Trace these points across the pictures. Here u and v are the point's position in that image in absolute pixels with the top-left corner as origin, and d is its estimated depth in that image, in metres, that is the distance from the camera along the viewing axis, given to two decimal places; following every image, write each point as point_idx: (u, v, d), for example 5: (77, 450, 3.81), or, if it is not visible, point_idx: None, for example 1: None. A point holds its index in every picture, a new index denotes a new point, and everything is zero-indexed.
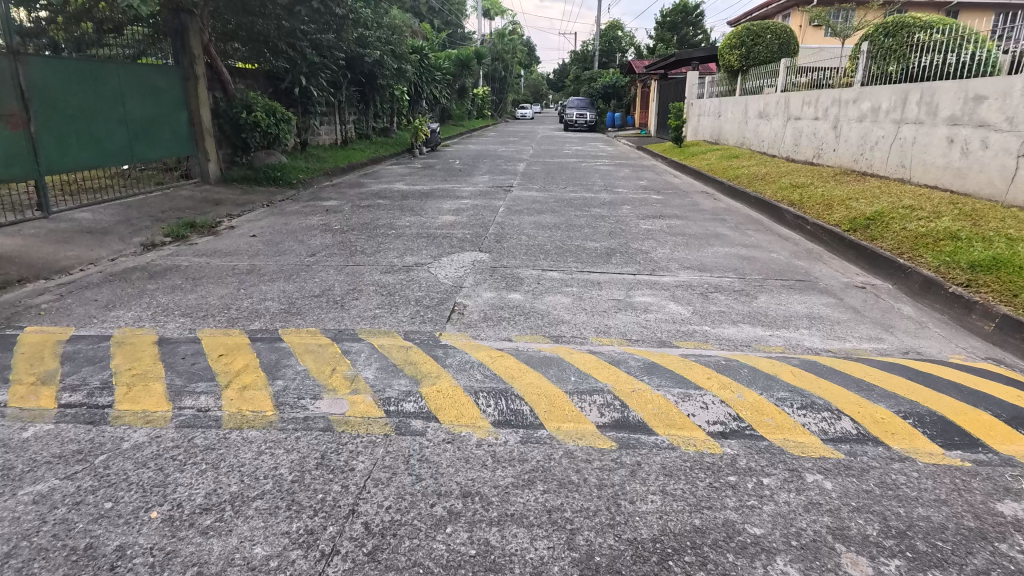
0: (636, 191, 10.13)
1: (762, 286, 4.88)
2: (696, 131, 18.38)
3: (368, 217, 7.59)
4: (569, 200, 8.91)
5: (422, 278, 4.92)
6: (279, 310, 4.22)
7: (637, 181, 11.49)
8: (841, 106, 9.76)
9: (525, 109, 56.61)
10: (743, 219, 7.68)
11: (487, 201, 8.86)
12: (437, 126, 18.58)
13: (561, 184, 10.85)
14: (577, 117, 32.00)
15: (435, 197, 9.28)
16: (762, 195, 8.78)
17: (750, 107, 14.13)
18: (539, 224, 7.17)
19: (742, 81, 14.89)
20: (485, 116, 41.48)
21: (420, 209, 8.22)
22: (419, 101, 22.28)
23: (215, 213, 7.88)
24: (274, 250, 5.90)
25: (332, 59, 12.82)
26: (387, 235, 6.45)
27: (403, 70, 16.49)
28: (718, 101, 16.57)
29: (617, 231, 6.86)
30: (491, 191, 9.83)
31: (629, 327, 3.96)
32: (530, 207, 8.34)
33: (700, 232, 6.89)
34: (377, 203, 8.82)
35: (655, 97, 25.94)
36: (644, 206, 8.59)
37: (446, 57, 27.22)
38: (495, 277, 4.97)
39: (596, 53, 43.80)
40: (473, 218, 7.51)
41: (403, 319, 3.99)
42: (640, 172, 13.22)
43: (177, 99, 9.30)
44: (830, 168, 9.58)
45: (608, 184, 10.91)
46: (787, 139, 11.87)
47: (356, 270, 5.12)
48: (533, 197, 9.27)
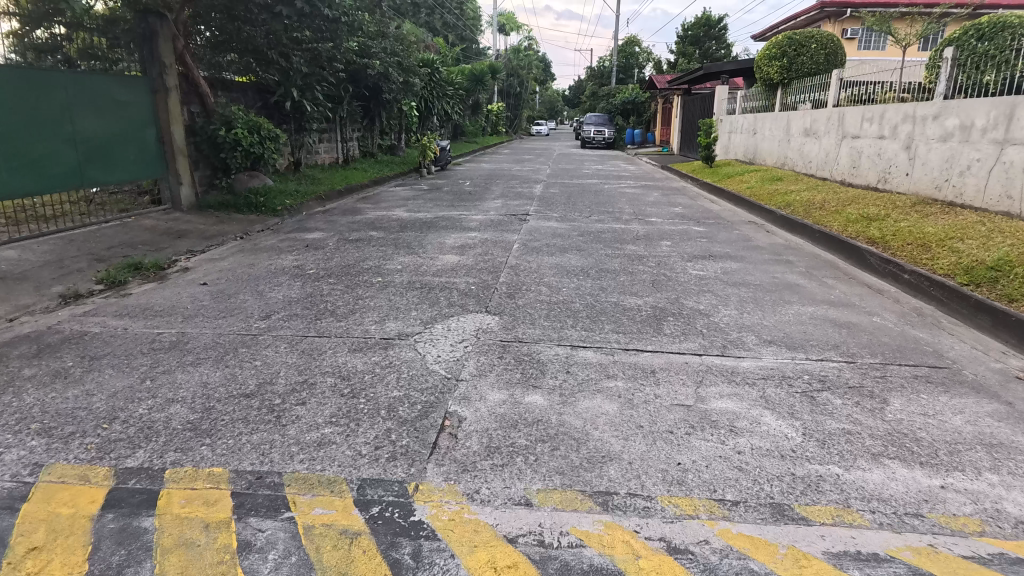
0: (672, 221, 8.72)
1: (888, 381, 3.41)
2: (728, 149, 16.91)
3: (353, 257, 6.24)
4: (596, 234, 7.51)
5: (404, 361, 3.52)
6: (183, 425, 2.84)
7: (672, 208, 10.06)
8: (916, 122, 8.30)
9: (541, 125, 55.58)
10: (814, 262, 6.22)
11: (498, 233, 7.50)
12: (447, 143, 17.33)
13: (584, 211, 9.46)
14: (595, 134, 30.69)
15: (437, 228, 7.93)
16: (829, 230, 7.31)
17: (793, 124, 12.68)
18: (562, 267, 5.78)
19: (783, 95, 13.46)
20: (500, 133, 40.42)
21: (419, 245, 6.86)
22: (429, 117, 21.13)
23: (173, 250, 6.58)
24: (220, 309, 4.54)
25: (330, 71, 11.60)
26: (369, 286, 5.08)
27: (411, 84, 15.28)
28: (753, 117, 15.15)
29: (662, 280, 5.43)
30: (504, 220, 8.46)
31: (715, 469, 2.52)
32: (550, 243, 6.95)
33: (766, 282, 5.45)
34: (369, 236, 7.48)
35: (679, 113, 24.58)
36: (686, 242, 7.16)
37: (459, 72, 26.12)
38: (506, 359, 3.56)
39: (614, 69, 42.66)
40: (480, 258, 6.13)
41: (363, 451, 2.59)
42: (671, 196, 11.81)
43: (143, 116, 8.06)
44: (905, 196, 8.09)
45: (638, 212, 9.52)
46: (842, 160, 10.39)
47: (316, 347, 3.74)
48: (553, 228, 7.87)
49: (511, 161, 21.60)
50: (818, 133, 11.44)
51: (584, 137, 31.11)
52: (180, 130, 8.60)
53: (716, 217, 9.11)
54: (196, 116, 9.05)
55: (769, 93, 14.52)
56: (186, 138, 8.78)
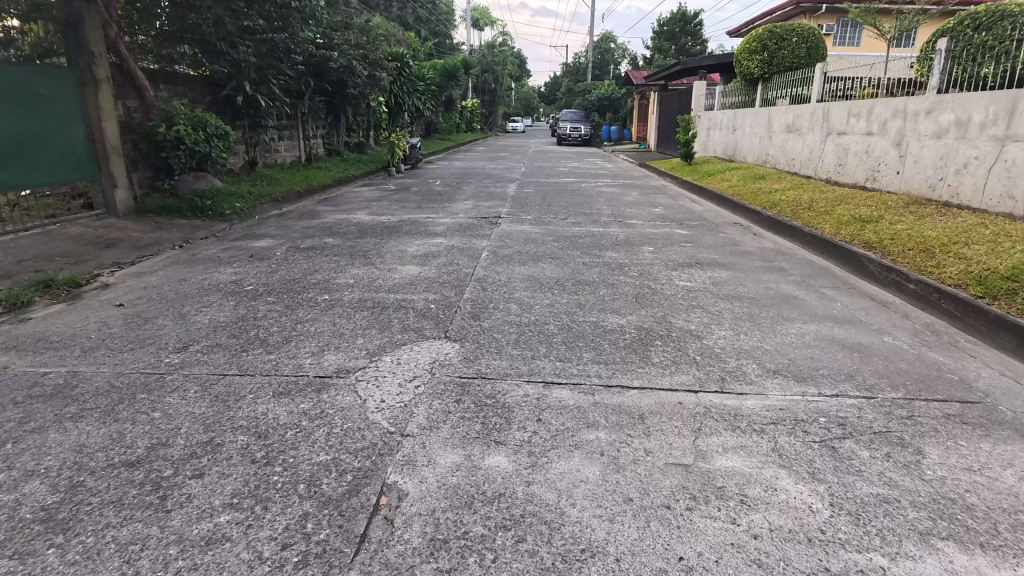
0: (654, 223, 8.19)
1: (919, 424, 2.86)
2: (707, 146, 16.49)
3: (301, 269, 5.55)
4: (573, 239, 6.92)
5: (339, 409, 2.87)
6: (34, 514, 2.16)
7: (653, 209, 9.54)
8: (906, 118, 7.89)
9: (517, 122, 54.95)
10: (809, 269, 5.73)
11: (466, 240, 6.86)
12: (418, 140, 16.62)
13: (561, 213, 8.88)
14: (571, 130, 30.17)
15: (400, 234, 7.25)
16: (821, 233, 6.85)
17: (774, 120, 12.28)
18: (535, 280, 5.18)
19: (764, 91, 13.05)
20: (475, 130, 39.70)
21: (377, 254, 6.19)
22: (399, 113, 20.36)
23: (96, 263, 5.81)
24: (131, 339, 3.84)
25: (287, 64, 10.82)
26: (313, 306, 4.41)
27: (378, 79, 14.53)
28: (733, 113, 14.74)
29: (646, 293, 4.87)
30: (473, 224, 7.81)
31: (729, 567, 1.93)
32: (523, 250, 6.33)
33: (760, 294, 4.93)
34: (323, 243, 6.77)
35: (656, 109, 24.16)
36: (670, 248, 6.61)
37: (431, 67, 25.36)
38: (464, 403, 2.93)
39: (590, 65, 42.17)
40: (444, 269, 5.49)
41: (266, 553, 1.95)
42: (651, 195, 11.30)
43: (69, 113, 7.23)
44: (897, 196, 7.67)
45: (617, 214, 8.96)
46: (827, 158, 9.98)
47: (234, 391, 3.07)
48: (526, 233, 7.26)
49: (485, 158, 20.95)
50: (801, 129, 11.04)
51: (560, 134, 30.58)
52: (115, 127, 7.78)
53: (699, 218, 8.61)
54: (133, 112, 8.23)
55: (749, 89, 14.10)
56: (122, 136, 7.97)
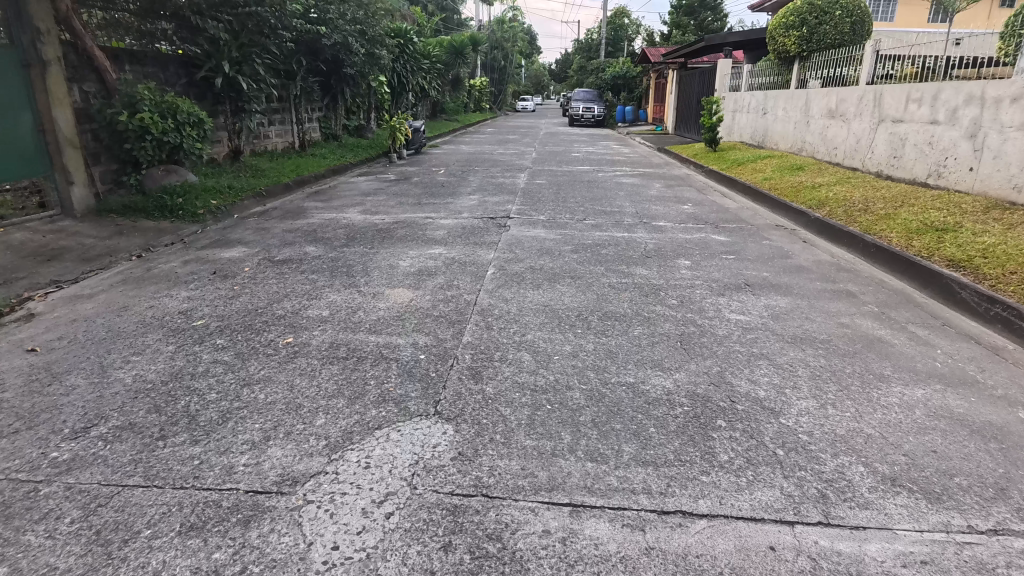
0: (687, 226, 7.15)
1: None
2: (732, 131, 15.31)
3: (268, 294, 4.59)
4: (594, 249, 5.91)
5: (268, 567, 1.93)
6: None
7: (681, 206, 8.48)
8: (984, 106, 6.78)
9: (527, 101, 53.36)
10: (884, 295, 4.72)
11: (470, 249, 5.87)
12: (421, 123, 15.52)
13: (578, 212, 7.83)
14: (584, 111, 28.83)
15: (394, 241, 6.27)
16: (888, 244, 5.81)
17: (813, 104, 11.12)
18: (553, 311, 4.20)
19: (801, 70, 11.89)
20: (483, 110, 38.35)
21: (363, 269, 5.23)
22: (402, 93, 19.21)
23: (28, 282, 4.88)
24: (22, 412, 2.90)
25: (273, 41, 9.76)
26: (271, 356, 3.46)
27: (377, 57, 13.39)
28: (763, 95, 13.53)
29: (692, 334, 3.87)
30: (479, 227, 6.82)
31: None
32: (538, 265, 5.33)
33: (836, 335, 3.93)
34: (303, 253, 5.81)
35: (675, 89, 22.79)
36: (710, 262, 5.59)
37: (438, 44, 24.07)
38: (455, 556, 1.98)
39: (603, 42, 40.48)
40: (441, 295, 4.52)
41: None
42: (676, 187, 10.22)
43: (12, 99, 6.23)
44: (971, 199, 6.61)
45: (642, 213, 7.91)
46: (879, 148, 8.87)
47: (124, 524, 2.12)
48: (540, 240, 6.25)
49: (493, 142, 19.80)
50: (846, 115, 9.90)
51: (572, 115, 29.25)
52: (68, 115, 6.79)
53: (737, 220, 7.56)
54: (92, 97, 7.24)
55: (783, 69, 12.87)
56: (79, 125, 7.00)
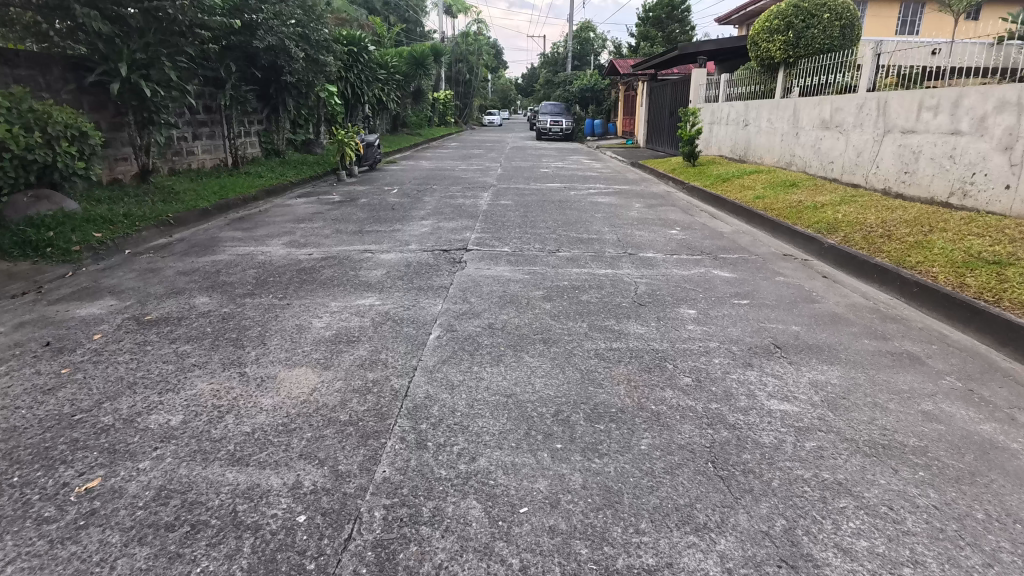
0: (681, 259, 5.92)
1: None
2: (711, 144, 14.38)
3: (107, 382, 3.16)
4: (572, 294, 4.63)
5: None
6: None
7: (669, 231, 7.28)
8: (1021, 113, 5.78)
9: (495, 115, 52.41)
10: (960, 361, 3.55)
11: (413, 298, 4.52)
12: (375, 136, 14.16)
13: (549, 240, 6.57)
14: (552, 124, 27.83)
15: (316, 286, 4.88)
16: (934, 282, 4.69)
17: (803, 114, 10.15)
18: (521, 406, 2.88)
19: (785, 78, 11.07)
20: (448, 124, 37.12)
21: (260, 333, 3.83)
22: (357, 106, 17.80)
23: None
24: None
25: (189, 42, 8.32)
26: (44, 528, 2.04)
27: (323, 64, 12.00)
28: (745, 105, 12.60)
29: (727, 446, 2.60)
30: (429, 264, 5.48)
31: None
32: (500, 321, 4.01)
33: (932, 440, 2.70)
34: (189, 308, 4.38)
35: (646, 101, 21.92)
36: (720, 312, 4.34)
37: (397, 54, 22.77)
38: None
39: (570, 55, 39.75)
40: (359, 379, 3.15)
41: None
42: (659, 207, 9.05)
43: None
44: (1013, 223, 5.57)
45: (625, 240, 6.67)
46: (885, 163, 7.88)
47: None
48: (505, 280, 4.96)
49: (455, 157, 18.52)
50: (843, 126, 8.91)
51: (540, 129, 28.22)
52: None
53: (737, 249, 6.39)
54: None
55: (766, 77, 11.93)
56: None
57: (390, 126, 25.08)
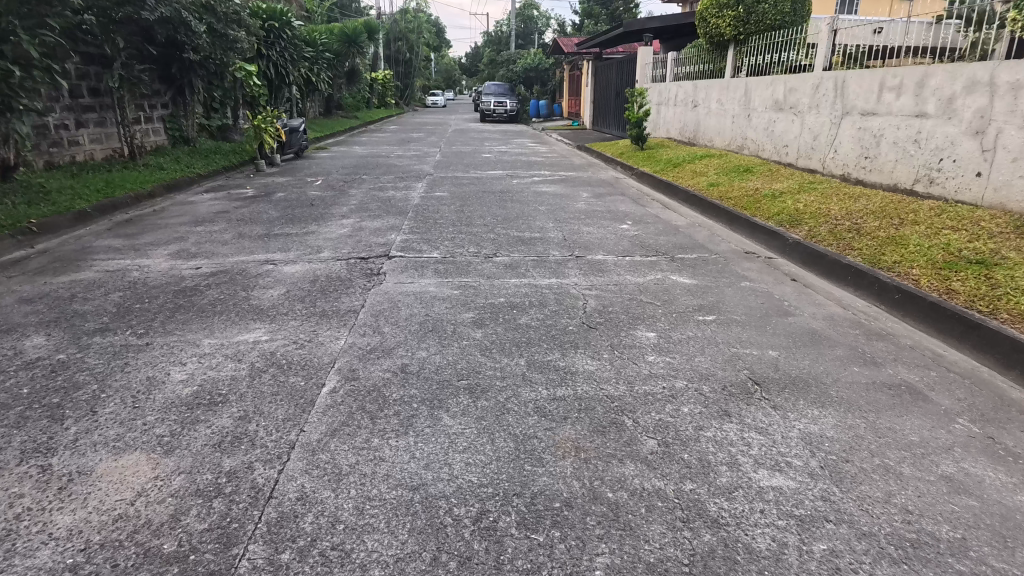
0: (634, 261, 5.23)
1: None
2: (659, 126, 13.80)
3: None
4: (508, 316, 3.84)
5: None
6: None
7: (620, 226, 6.59)
8: (994, 94, 5.32)
9: (438, 96, 50.78)
10: (969, 395, 2.98)
11: (311, 328, 3.64)
12: (299, 121, 12.91)
13: (486, 242, 5.76)
14: (496, 106, 26.83)
15: (191, 315, 3.92)
16: (918, 287, 4.15)
17: (756, 95, 9.62)
18: (431, 508, 2.08)
19: (737, 55, 10.57)
20: (388, 106, 35.50)
21: (94, 395, 2.88)
22: (281, 87, 16.35)
23: None
24: None
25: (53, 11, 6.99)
26: None
27: (232, 39, 10.68)
28: (694, 85, 12.04)
29: (714, 561, 1.88)
30: (340, 278, 4.59)
31: None
32: (416, 361, 3.19)
33: (971, 529, 2.07)
34: (10, 356, 3.35)
35: (591, 81, 21.22)
36: (684, 334, 3.64)
37: (326, 30, 21.22)
38: None
39: (513, 33, 38.61)
40: (208, 471, 2.27)
41: None
42: (608, 197, 8.36)
43: None
44: (989, 214, 5.13)
45: (571, 239, 5.93)
46: (844, 147, 7.41)
47: None
48: (429, 299, 4.13)
49: (392, 142, 17.35)
50: (799, 107, 8.41)
51: (483, 110, 27.16)
52: None
53: (695, 246, 5.75)
54: None
55: (715, 55, 11.36)
56: None
57: (323, 108, 23.54)
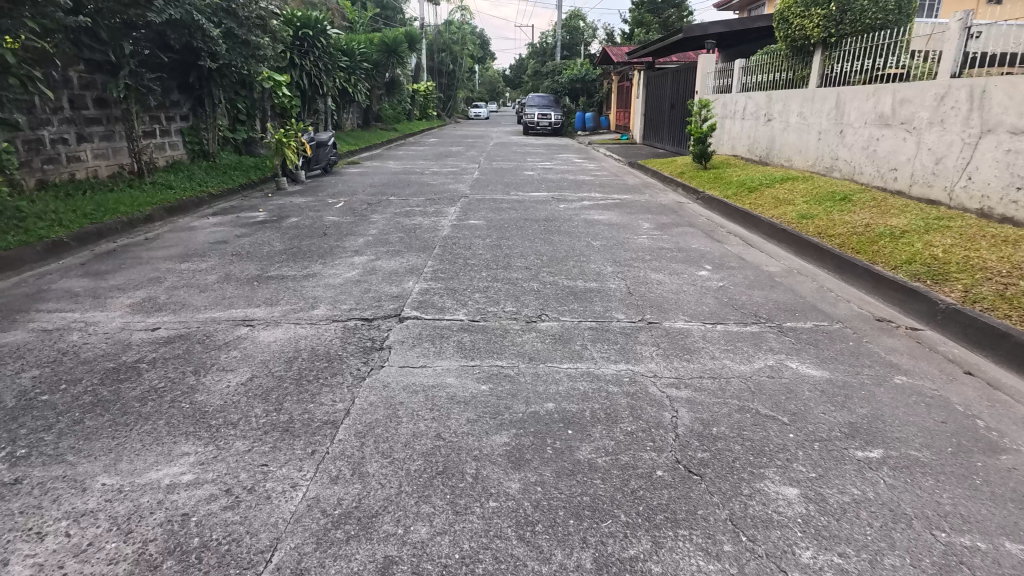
0: (728, 331, 3.86)
1: None
2: (724, 141, 12.31)
3: None
4: (558, 440, 2.54)
5: None
6: None
7: (698, 271, 5.23)
8: None
9: (480, 108, 50.06)
10: None
11: (260, 459, 2.41)
12: (327, 134, 11.95)
13: (527, 294, 4.49)
14: (540, 118, 25.68)
15: (105, 417, 2.76)
16: None
17: (852, 108, 8.09)
18: None
19: (824, 60, 9.02)
20: (429, 118, 34.78)
21: None
22: (314, 98, 15.51)
23: None
24: None
25: None
26: None
27: (252, 46, 9.78)
28: (769, 96, 10.53)
29: None
30: (327, 354, 3.38)
31: None
32: (410, 550, 1.91)
33: None
34: None
35: (643, 93, 19.79)
36: (841, 495, 2.25)
37: (365, 40, 20.51)
38: None
39: (558, 44, 37.46)
40: None
41: None
42: (674, 228, 7.00)
43: None
44: None
45: (637, 292, 4.59)
46: (983, 175, 5.86)
47: None
48: (442, 400, 2.87)
49: (429, 156, 16.32)
50: (913, 123, 6.87)
51: (527, 122, 26.03)
52: None
53: (807, 308, 4.34)
54: None
55: (796, 61, 9.83)
56: None
57: (361, 120, 22.88)
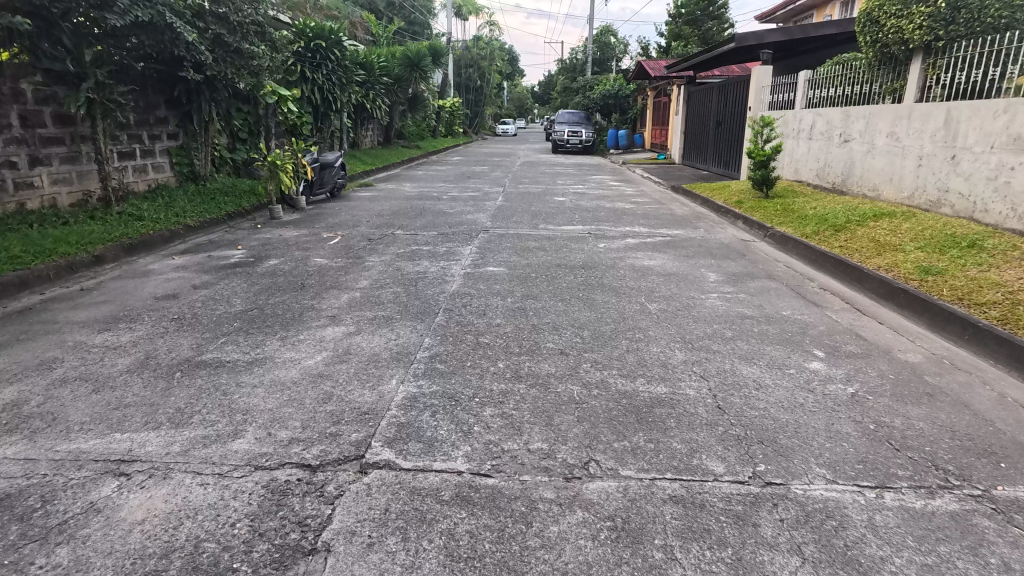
0: (909, 511, 2.26)
1: None
2: (788, 164, 10.69)
3: None
4: None
5: None
6: None
7: (808, 363, 3.65)
8: None
9: (508, 125, 48.97)
10: None
11: None
12: (335, 155, 10.68)
13: (562, 409, 2.99)
14: (569, 135, 24.29)
15: None
16: None
17: (970, 128, 6.43)
18: None
19: (926, 68, 7.37)
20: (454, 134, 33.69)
21: None
22: (328, 114, 14.35)
23: None
24: None
25: None
26: None
27: (244, 54, 8.55)
28: (847, 113, 8.91)
29: None
30: (212, 570, 1.91)
31: None
32: None
33: None
34: None
35: (684, 109, 18.23)
36: None
37: (386, 52, 19.36)
38: None
39: (588, 59, 36.17)
40: None
41: None
42: (750, 282, 5.43)
43: None
44: None
45: (729, 408, 3.04)
46: None
47: None
48: None
49: (450, 177, 14.98)
50: None
51: (556, 140, 24.65)
52: None
53: (1010, 449, 2.74)
54: None
55: (885, 70, 8.19)
56: None
57: (381, 137, 21.75)
